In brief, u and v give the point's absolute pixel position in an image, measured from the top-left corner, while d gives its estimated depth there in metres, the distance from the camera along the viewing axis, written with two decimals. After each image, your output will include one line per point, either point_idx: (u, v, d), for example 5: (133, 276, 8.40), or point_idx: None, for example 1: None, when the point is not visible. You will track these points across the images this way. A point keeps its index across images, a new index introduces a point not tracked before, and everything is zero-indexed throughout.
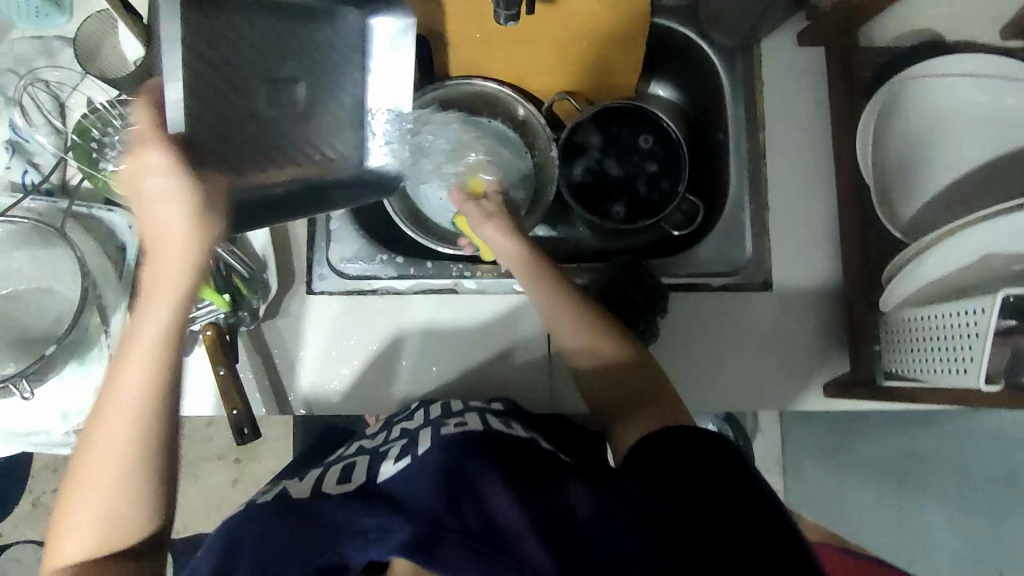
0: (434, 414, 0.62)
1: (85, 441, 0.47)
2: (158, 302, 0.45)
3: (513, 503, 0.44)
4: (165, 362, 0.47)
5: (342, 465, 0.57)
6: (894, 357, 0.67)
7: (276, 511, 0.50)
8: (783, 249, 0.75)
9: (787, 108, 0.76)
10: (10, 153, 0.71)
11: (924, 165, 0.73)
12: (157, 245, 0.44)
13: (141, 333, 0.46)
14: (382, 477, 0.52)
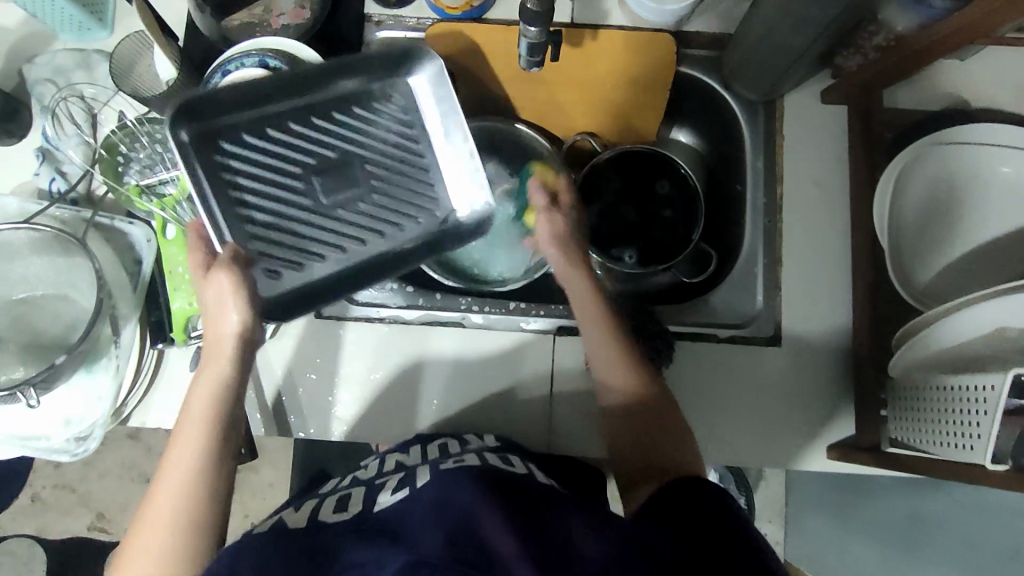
0: (432, 455, 0.61)
1: (146, 506, 0.53)
2: (214, 373, 0.57)
3: (506, 531, 0.44)
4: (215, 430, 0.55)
5: (339, 495, 0.57)
6: (902, 425, 0.66)
7: (269, 539, 0.49)
8: (795, 306, 0.74)
9: (807, 163, 0.76)
10: (41, 160, 0.73)
11: (943, 230, 0.72)
12: (215, 337, 0.58)
13: (197, 404, 0.56)
14: (378, 507, 0.52)
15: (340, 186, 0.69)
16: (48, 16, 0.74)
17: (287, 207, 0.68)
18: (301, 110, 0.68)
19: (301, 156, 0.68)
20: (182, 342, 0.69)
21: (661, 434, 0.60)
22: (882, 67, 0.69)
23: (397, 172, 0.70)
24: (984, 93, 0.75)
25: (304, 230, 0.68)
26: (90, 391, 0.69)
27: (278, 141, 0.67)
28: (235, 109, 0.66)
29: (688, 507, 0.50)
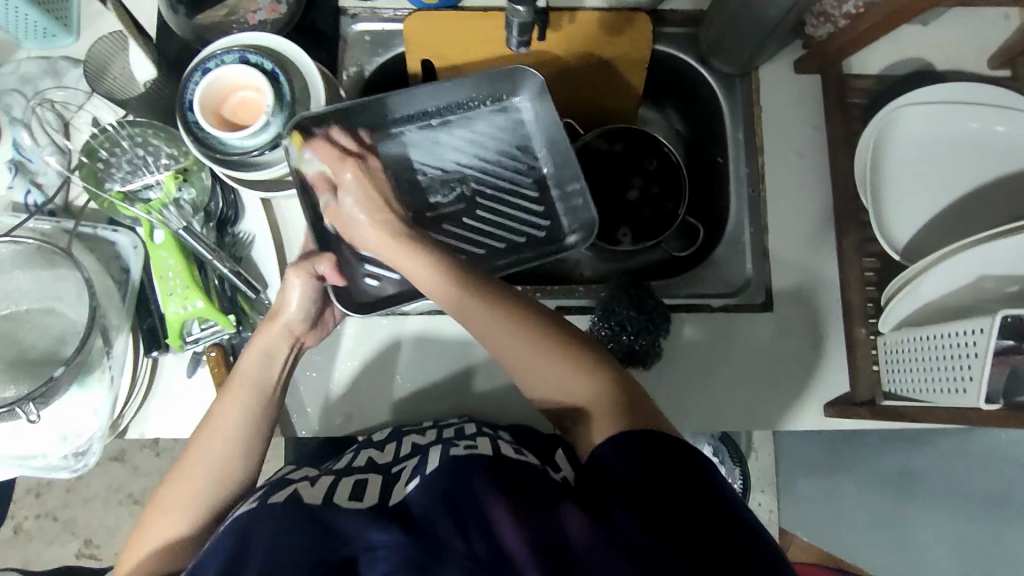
0: (446, 433, 0.62)
1: (189, 448, 0.59)
2: (269, 339, 0.63)
3: (515, 530, 0.46)
4: (263, 393, 0.62)
5: (353, 480, 0.56)
6: (894, 377, 0.69)
7: (283, 517, 0.49)
8: (783, 271, 0.76)
9: (785, 132, 0.78)
10: (13, 173, 0.71)
11: (922, 188, 0.74)
12: (275, 314, 0.64)
13: (246, 366, 0.62)
14: (394, 498, 0.52)
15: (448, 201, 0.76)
16: (10, 24, 0.71)
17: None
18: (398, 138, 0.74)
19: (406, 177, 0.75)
20: (178, 347, 0.68)
21: (632, 413, 0.54)
22: (854, 33, 0.71)
23: (508, 186, 0.77)
24: (948, 54, 0.78)
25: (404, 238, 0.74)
26: (84, 404, 0.67)
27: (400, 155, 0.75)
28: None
29: (679, 491, 0.48)
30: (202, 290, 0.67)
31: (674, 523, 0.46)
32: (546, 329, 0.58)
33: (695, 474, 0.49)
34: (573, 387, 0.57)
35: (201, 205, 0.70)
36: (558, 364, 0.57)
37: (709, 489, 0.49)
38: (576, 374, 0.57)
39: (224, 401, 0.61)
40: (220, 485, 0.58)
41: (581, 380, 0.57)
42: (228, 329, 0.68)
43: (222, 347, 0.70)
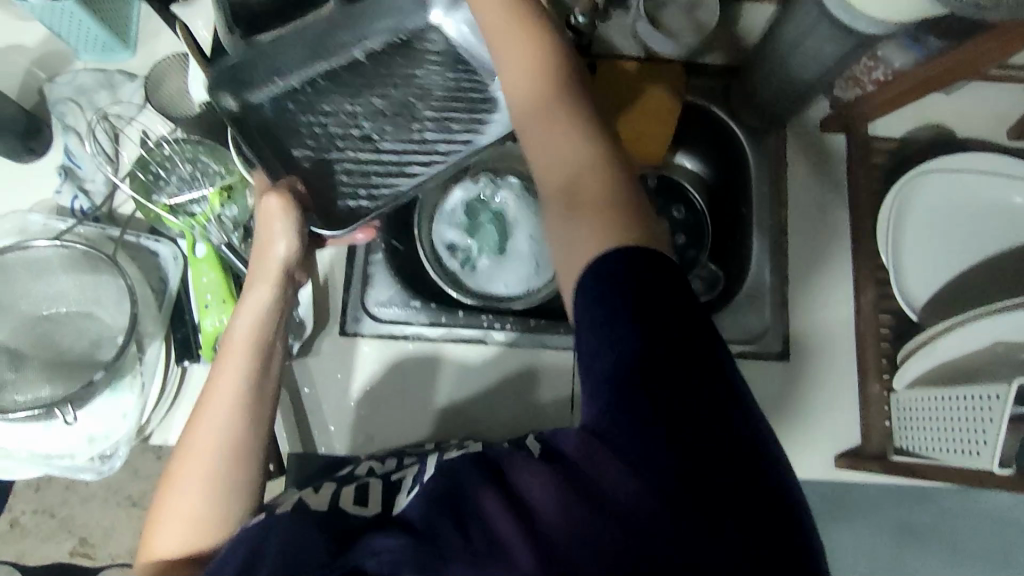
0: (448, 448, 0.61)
1: (187, 437, 0.54)
2: (261, 283, 0.59)
3: (509, 512, 0.42)
4: (255, 352, 0.57)
5: (353, 485, 0.55)
6: (908, 435, 0.70)
7: (290, 520, 0.48)
8: (801, 323, 0.78)
9: (808, 189, 0.81)
10: (63, 178, 0.73)
11: (939, 251, 0.76)
12: (263, 250, 0.60)
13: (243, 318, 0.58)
14: (399, 507, 0.49)
15: (388, 125, 0.73)
16: (71, 36, 0.75)
17: (352, 158, 0.72)
18: (339, 70, 0.73)
19: (350, 108, 0.73)
20: (209, 358, 0.70)
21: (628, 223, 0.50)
22: (882, 99, 0.74)
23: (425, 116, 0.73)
24: (970, 123, 0.81)
25: (364, 165, 0.72)
26: (113, 409, 0.69)
27: (327, 115, 0.73)
28: (262, 83, 0.71)
29: (701, 402, 0.44)
30: (237, 304, 0.69)
31: (726, 488, 0.42)
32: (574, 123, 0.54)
33: (723, 386, 0.45)
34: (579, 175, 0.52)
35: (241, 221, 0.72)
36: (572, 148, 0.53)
37: (729, 402, 0.45)
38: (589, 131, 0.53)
39: (222, 359, 0.56)
40: (229, 474, 0.53)
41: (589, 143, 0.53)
42: None
43: None
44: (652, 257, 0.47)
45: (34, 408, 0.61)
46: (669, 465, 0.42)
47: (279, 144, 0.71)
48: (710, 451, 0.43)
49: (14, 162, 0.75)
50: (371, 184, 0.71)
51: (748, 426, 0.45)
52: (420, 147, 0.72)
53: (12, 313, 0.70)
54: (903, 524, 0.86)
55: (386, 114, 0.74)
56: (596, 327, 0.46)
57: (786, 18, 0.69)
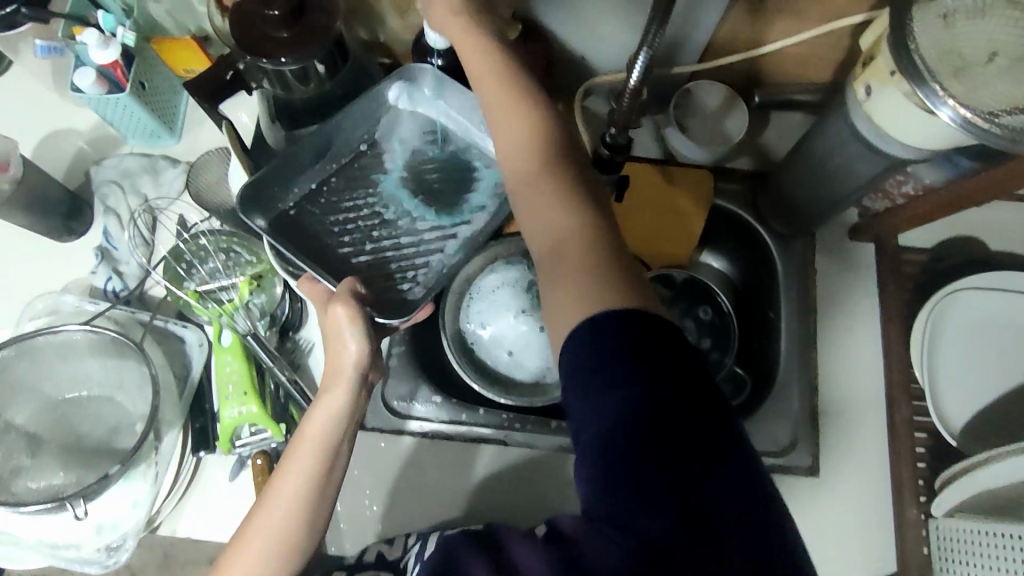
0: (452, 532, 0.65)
1: (239, 537, 0.56)
2: (340, 393, 0.56)
3: None
4: (319, 463, 0.55)
5: None
6: (952, 569, 0.66)
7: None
8: (832, 436, 0.75)
9: (838, 296, 0.80)
10: (98, 260, 0.75)
11: (974, 370, 0.74)
12: (338, 369, 0.57)
13: (313, 425, 0.56)
14: None
15: (413, 208, 0.74)
16: (121, 124, 0.78)
17: (387, 244, 0.72)
18: (347, 163, 0.75)
19: (364, 199, 0.74)
20: (226, 450, 0.69)
21: (615, 270, 0.49)
22: (913, 213, 0.74)
23: (446, 191, 0.75)
24: (1002, 239, 0.80)
25: (402, 249, 0.72)
26: (124, 498, 0.68)
27: (347, 207, 0.74)
28: (278, 195, 0.72)
29: (698, 444, 0.42)
30: (258, 396, 0.68)
31: (719, 533, 0.40)
32: (551, 175, 0.55)
33: (718, 422, 0.43)
34: (559, 220, 0.53)
35: (268, 310, 0.73)
36: (552, 195, 0.53)
37: (725, 437, 0.42)
38: (569, 209, 0.53)
39: (285, 464, 0.56)
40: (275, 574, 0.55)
41: (567, 217, 0.53)
42: (276, 437, 0.68)
43: (269, 454, 0.69)
44: (647, 316, 0.45)
45: (47, 502, 0.60)
46: (665, 533, 0.40)
47: (307, 240, 0.71)
48: (710, 510, 0.41)
49: (54, 240, 0.77)
50: (415, 265, 0.71)
51: (760, 504, 0.42)
52: (450, 221, 0.73)
53: (34, 394, 0.70)
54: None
55: (410, 195, 0.75)
56: (591, 394, 0.43)
57: (816, 131, 0.70)
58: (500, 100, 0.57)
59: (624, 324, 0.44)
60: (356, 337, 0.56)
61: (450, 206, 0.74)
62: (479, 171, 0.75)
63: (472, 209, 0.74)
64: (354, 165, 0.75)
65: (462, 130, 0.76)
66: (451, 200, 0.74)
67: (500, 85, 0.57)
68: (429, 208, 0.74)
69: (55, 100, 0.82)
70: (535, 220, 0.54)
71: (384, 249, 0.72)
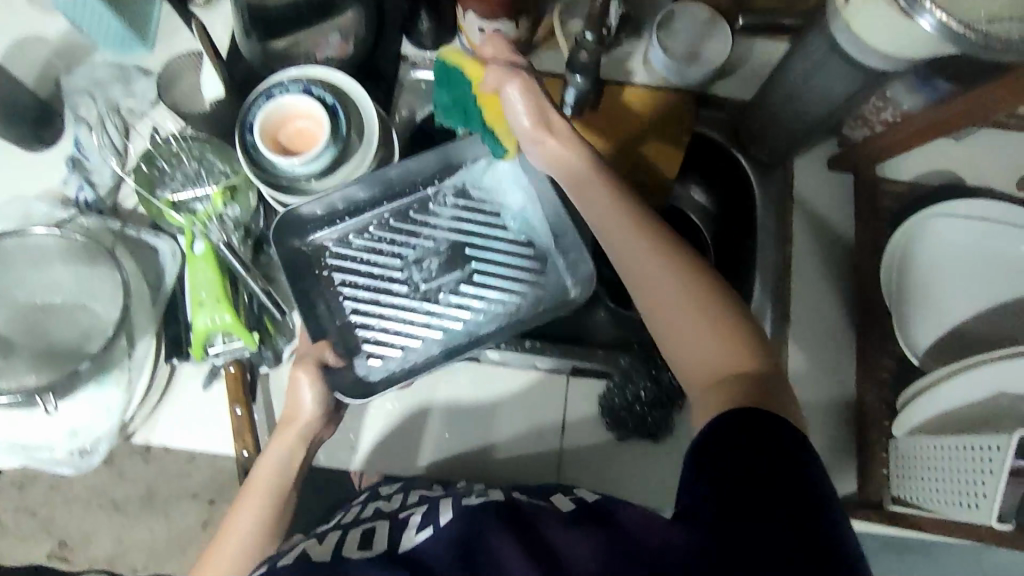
0: (456, 487, 0.63)
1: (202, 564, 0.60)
2: (284, 442, 0.63)
3: (520, 559, 0.47)
4: (272, 505, 0.61)
5: (360, 529, 0.56)
6: (903, 484, 0.68)
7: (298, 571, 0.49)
8: (801, 361, 0.76)
9: (814, 224, 0.80)
10: (71, 169, 0.74)
11: (945, 297, 0.74)
12: (290, 419, 0.64)
13: (263, 472, 0.62)
14: (405, 547, 0.52)
15: (440, 271, 0.75)
16: (91, 31, 0.76)
17: (411, 304, 0.74)
18: (404, 206, 0.76)
19: (407, 249, 0.76)
20: (199, 358, 0.69)
21: (707, 369, 0.52)
22: (890, 140, 0.73)
23: (481, 267, 0.75)
24: (980, 171, 0.80)
25: (415, 313, 0.74)
26: (97, 403, 0.69)
27: (382, 249, 0.76)
28: (323, 222, 0.74)
29: (767, 495, 0.44)
30: (232, 305, 0.68)
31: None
32: (652, 236, 0.57)
33: (784, 486, 0.44)
34: (658, 287, 0.55)
35: (242, 222, 0.72)
36: (655, 261, 0.56)
37: (804, 503, 0.44)
38: (672, 277, 0.55)
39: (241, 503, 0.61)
40: None
41: (668, 280, 0.55)
42: (249, 346, 0.68)
43: (242, 363, 0.70)
44: (747, 421, 0.47)
45: (16, 395, 0.62)
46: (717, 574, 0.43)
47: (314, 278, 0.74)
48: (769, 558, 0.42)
49: (24, 150, 0.76)
50: (423, 337, 0.73)
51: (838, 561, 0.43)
52: (480, 303, 0.74)
53: (4, 300, 0.69)
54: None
55: (450, 257, 0.76)
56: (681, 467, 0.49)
57: (796, 51, 0.69)
58: (577, 163, 0.62)
59: (722, 418, 0.48)
60: (308, 395, 0.63)
61: (489, 281, 0.75)
62: (523, 254, 0.75)
63: (503, 300, 0.74)
64: (399, 212, 0.76)
65: (531, 213, 0.76)
66: (484, 275, 0.75)
67: (592, 179, 0.61)
68: (461, 277, 0.75)
69: (23, 7, 0.80)
70: (646, 304, 0.56)
71: (398, 309, 0.74)
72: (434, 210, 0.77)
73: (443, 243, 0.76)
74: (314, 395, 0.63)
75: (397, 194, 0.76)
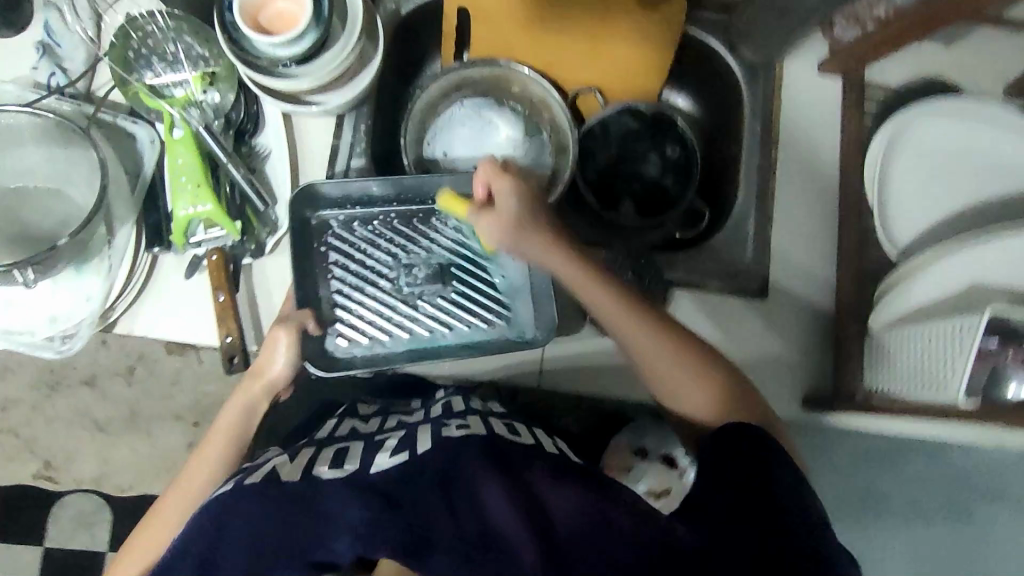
0: (434, 412, 0.64)
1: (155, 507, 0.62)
2: (253, 391, 0.66)
3: (502, 504, 0.47)
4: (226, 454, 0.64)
5: (335, 447, 0.59)
6: (875, 373, 0.69)
7: (268, 496, 0.49)
8: (781, 262, 0.77)
9: (800, 129, 0.80)
10: (41, 54, 0.72)
11: (925, 198, 0.75)
12: (260, 374, 0.66)
13: (228, 414, 0.66)
14: (376, 468, 0.53)
15: (424, 281, 0.73)
16: None
17: (390, 302, 0.73)
18: (411, 211, 0.74)
19: (399, 248, 0.74)
20: (181, 247, 0.68)
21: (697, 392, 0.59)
22: (881, 37, 0.73)
23: (464, 292, 0.73)
24: (967, 76, 0.80)
25: (390, 312, 0.73)
26: (78, 292, 0.68)
27: (376, 240, 0.73)
28: (336, 202, 0.72)
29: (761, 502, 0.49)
30: (213, 193, 0.67)
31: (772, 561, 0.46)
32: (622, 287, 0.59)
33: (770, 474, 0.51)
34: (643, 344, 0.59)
35: (223, 111, 0.71)
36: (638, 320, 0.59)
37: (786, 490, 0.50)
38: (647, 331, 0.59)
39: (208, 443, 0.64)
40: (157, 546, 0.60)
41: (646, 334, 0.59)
42: (233, 235, 0.68)
43: (225, 252, 0.69)
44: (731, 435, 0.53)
45: None
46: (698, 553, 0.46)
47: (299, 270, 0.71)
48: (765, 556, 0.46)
49: None
50: (393, 338, 0.72)
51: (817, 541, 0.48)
52: (454, 320, 0.73)
53: None
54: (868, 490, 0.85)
55: (436, 270, 0.73)
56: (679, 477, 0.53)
57: None
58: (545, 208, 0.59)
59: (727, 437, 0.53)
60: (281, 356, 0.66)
61: (475, 298, 0.73)
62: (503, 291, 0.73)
63: (476, 322, 0.73)
64: (400, 219, 0.74)
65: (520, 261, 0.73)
66: (465, 293, 0.74)
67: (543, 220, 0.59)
68: (439, 292, 0.73)
69: None
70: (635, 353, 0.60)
71: (374, 303, 0.73)
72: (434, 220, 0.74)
73: (434, 255, 0.74)
74: (289, 355, 0.66)
75: (403, 197, 0.73)
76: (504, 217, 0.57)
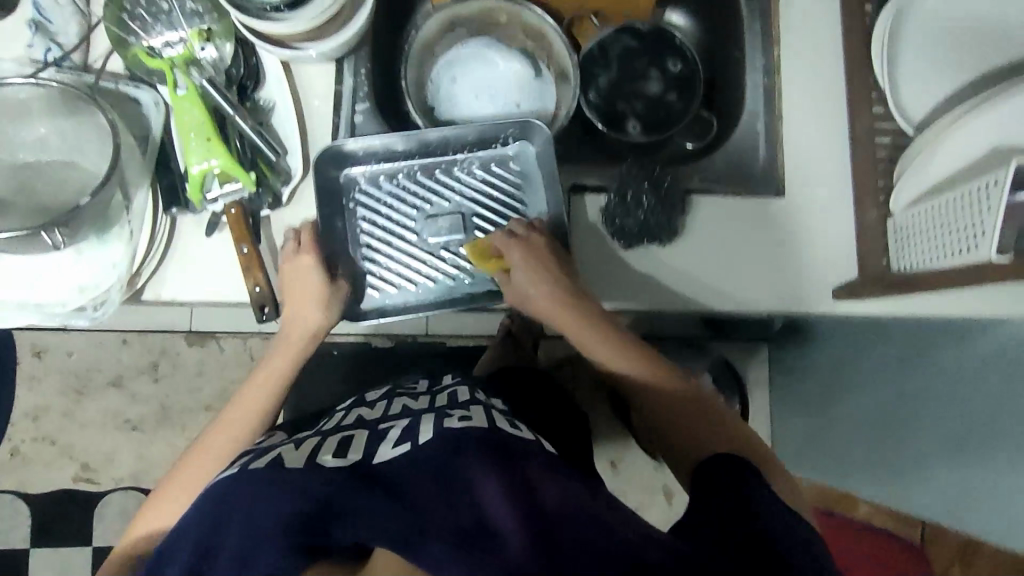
0: (439, 403, 0.64)
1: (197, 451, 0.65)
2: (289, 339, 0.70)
3: (504, 500, 0.45)
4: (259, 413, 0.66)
5: (339, 440, 0.57)
6: (907, 254, 0.70)
7: (282, 485, 0.47)
8: (795, 159, 0.77)
9: (801, 24, 0.79)
10: (33, 31, 0.71)
11: (933, 75, 0.75)
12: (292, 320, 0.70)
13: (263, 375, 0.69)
14: (380, 460, 0.51)
15: (446, 230, 0.73)
16: None
17: (416, 253, 0.73)
18: (433, 164, 0.74)
19: (420, 199, 0.74)
20: (198, 204, 0.69)
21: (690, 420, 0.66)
22: None
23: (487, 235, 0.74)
24: None
25: (416, 262, 0.73)
26: (103, 260, 0.68)
27: (398, 193, 0.74)
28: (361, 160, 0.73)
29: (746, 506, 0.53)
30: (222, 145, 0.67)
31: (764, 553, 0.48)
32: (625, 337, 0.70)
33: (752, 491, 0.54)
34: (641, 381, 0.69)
35: (222, 68, 0.71)
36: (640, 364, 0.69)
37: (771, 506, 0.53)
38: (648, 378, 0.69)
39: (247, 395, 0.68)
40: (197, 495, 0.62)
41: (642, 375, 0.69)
42: (247, 187, 0.68)
43: (243, 205, 0.69)
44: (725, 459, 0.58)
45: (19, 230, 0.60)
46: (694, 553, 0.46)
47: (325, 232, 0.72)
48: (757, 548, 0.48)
49: None
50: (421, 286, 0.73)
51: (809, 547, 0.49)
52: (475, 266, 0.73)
53: None
54: (900, 382, 0.86)
55: (458, 219, 0.73)
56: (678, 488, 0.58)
57: None
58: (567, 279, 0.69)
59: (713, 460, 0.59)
60: (309, 293, 0.69)
61: None
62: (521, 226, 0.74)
63: None
64: (419, 169, 0.74)
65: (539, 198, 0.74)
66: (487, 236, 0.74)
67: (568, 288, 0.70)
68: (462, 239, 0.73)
69: None
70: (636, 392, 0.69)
71: (400, 252, 0.73)
72: (453, 173, 0.74)
73: (455, 205, 0.74)
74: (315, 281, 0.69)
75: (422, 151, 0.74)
76: (526, 273, 0.68)
